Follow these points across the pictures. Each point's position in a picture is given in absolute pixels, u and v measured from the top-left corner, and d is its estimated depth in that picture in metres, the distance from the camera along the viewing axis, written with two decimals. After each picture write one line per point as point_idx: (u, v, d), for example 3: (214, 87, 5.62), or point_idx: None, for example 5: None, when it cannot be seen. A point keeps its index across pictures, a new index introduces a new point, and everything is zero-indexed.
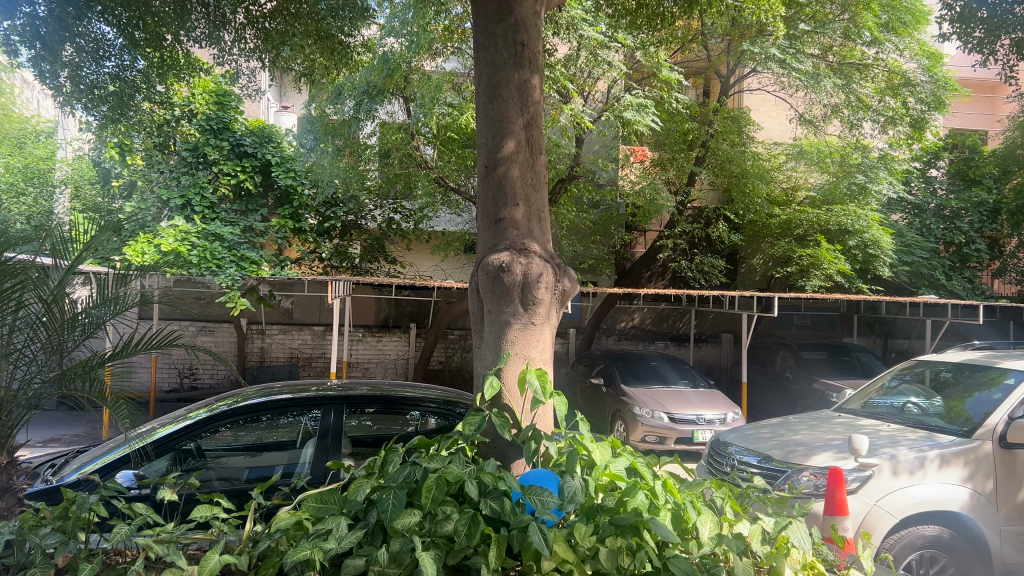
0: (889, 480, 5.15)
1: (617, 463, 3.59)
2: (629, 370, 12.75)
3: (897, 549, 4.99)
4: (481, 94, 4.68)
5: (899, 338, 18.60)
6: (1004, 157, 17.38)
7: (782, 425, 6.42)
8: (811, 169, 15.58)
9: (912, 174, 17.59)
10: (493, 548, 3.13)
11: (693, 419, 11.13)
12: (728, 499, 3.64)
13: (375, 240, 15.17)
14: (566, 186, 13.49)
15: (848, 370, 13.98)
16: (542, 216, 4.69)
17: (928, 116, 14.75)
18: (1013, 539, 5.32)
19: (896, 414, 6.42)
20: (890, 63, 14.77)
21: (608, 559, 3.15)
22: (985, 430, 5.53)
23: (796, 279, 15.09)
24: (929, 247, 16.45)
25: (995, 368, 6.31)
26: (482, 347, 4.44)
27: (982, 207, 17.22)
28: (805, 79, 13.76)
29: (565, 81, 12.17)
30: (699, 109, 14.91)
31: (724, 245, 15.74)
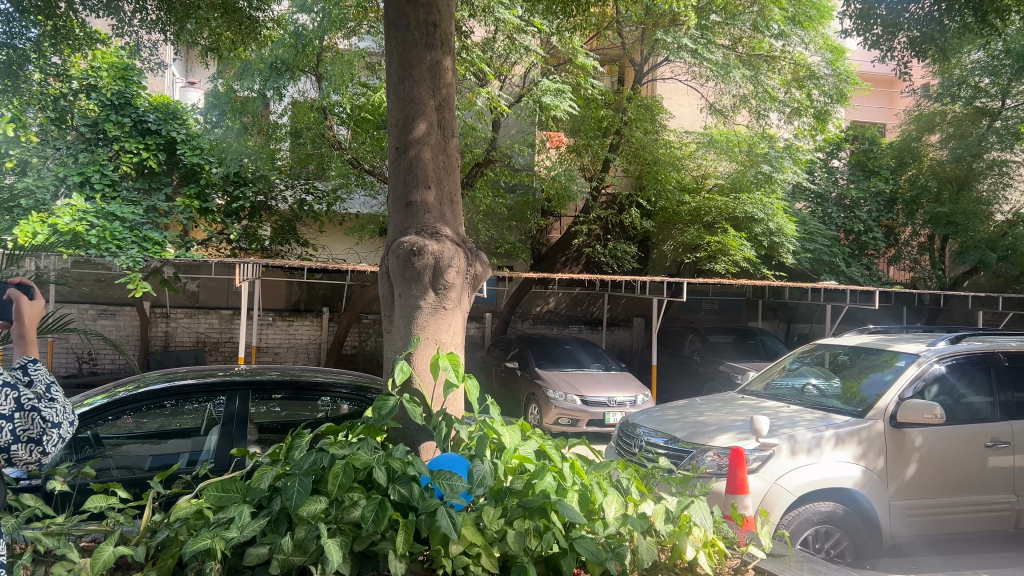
0: (788, 460, 5.35)
1: (526, 446, 3.59)
2: (543, 354, 12.85)
3: (795, 525, 5.20)
4: (391, 74, 4.61)
5: (801, 323, 19.32)
6: (901, 150, 18.19)
7: (688, 407, 6.58)
8: (720, 158, 15.94)
9: (816, 164, 18.16)
10: (400, 533, 3.10)
11: (604, 401, 11.36)
12: (634, 480, 3.70)
13: (286, 222, 14.76)
14: (482, 171, 13.48)
15: (752, 353, 14.47)
16: (453, 200, 4.65)
17: (830, 108, 15.37)
18: (902, 514, 5.63)
19: (796, 395, 6.66)
20: (796, 56, 15.14)
21: (515, 541, 3.16)
22: (878, 411, 5.78)
23: (703, 265, 15.57)
24: (830, 236, 17.12)
25: (888, 352, 6.62)
26: (392, 332, 4.38)
27: (880, 197, 18.03)
28: (715, 69, 14.12)
29: (481, 63, 12.18)
30: (613, 96, 15.05)
31: (637, 232, 16.03)
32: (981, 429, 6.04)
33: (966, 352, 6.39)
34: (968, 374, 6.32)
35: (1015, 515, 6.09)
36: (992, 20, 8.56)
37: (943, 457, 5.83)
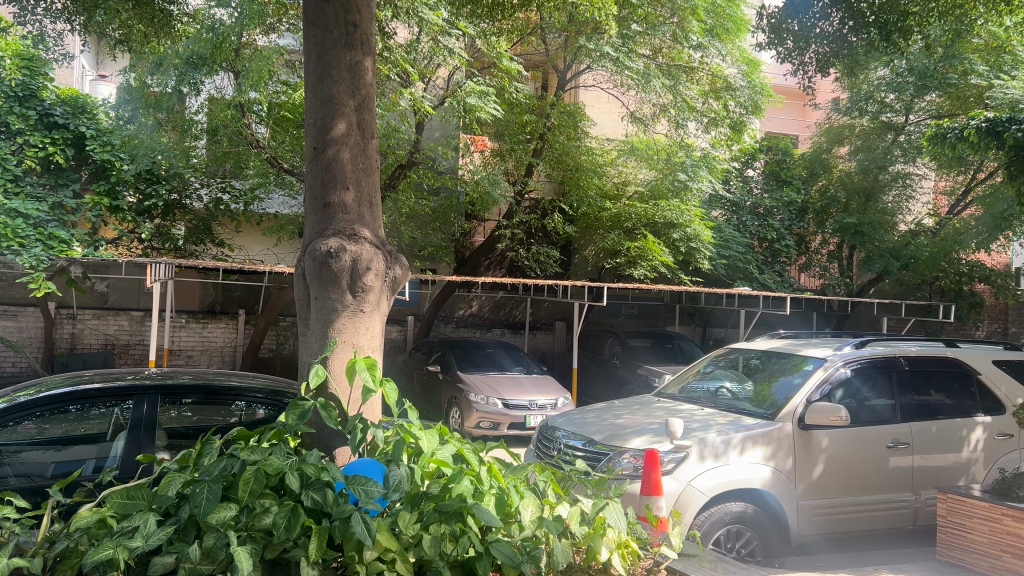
0: (700, 461, 5.48)
1: (444, 450, 3.57)
2: (466, 357, 12.81)
3: (707, 525, 5.34)
4: (310, 72, 4.53)
5: (717, 327, 19.80)
6: (812, 161, 18.87)
7: (607, 410, 6.66)
8: (640, 165, 16.21)
9: (732, 173, 18.56)
10: (313, 540, 3.06)
11: (526, 404, 11.42)
12: (550, 483, 3.72)
13: (201, 222, 14.34)
14: (405, 173, 13.34)
15: (670, 356, 14.75)
16: (372, 202, 4.60)
17: (745, 119, 15.82)
18: (808, 513, 5.83)
19: (710, 398, 6.82)
20: (714, 67, 15.55)
21: (430, 546, 3.14)
22: (786, 413, 5.98)
23: (624, 270, 15.81)
24: (744, 243, 17.58)
25: (798, 355, 6.83)
26: (307, 335, 4.30)
27: (791, 206, 18.62)
28: (636, 78, 14.37)
29: (404, 64, 12.09)
30: (537, 102, 15.10)
31: (559, 236, 16.19)
32: (883, 430, 6.30)
33: (870, 356, 6.66)
34: (872, 378, 6.58)
35: (913, 513, 6.37)
36: (897, 39, 8.91)
37: (847, 458, 6.06)
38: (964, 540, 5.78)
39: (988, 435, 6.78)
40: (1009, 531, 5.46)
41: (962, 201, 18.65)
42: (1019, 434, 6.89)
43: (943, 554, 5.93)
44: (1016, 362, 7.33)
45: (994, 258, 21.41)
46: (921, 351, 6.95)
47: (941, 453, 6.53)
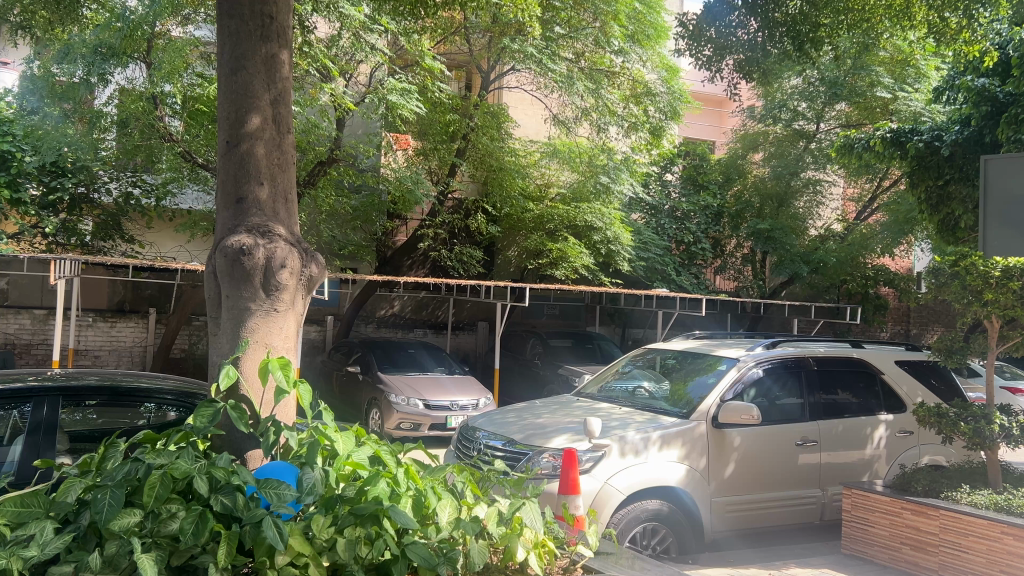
0: (618, 460, 5.55)
1: (359, 452, 3.50)
2: (386, 358, 12.68)
3: (624, 523, 5.42)
4: (223, 64, 4.41)
5: (636, 328, 20.11)
6: (727, 166, 19.35)
7: (527, 410, 6.67)
8: (563, 167, 16.31)
9: (651, 177, 18.87)
10: (222, 545, 2.97)
11: (447, 404, 11.38)
12: (468, 483, 3.68)
13: (110, 217, 13.80)
14: (325, 170, 13.07)
15: (590, 357, 14.92)
16: (288, 198, 4.49)
17: (665, 125, 16.10)
18: (720, 509, 5.96)
19: (628, 397, 6.89)
20: (634, 73, 15.83)
21: (345, 549, 3.09)
22: (701, 412, 6.12)
23: (546, 271, 15.90)
24: (662, 245, 17.89)
25: (712, 356, 6.98)
26: (218, 335, 4.17)
27: (708, 210, 19.06)
28: (560, 80, 14.47)
29: (325, 60, 11.87)
30: (460, 102, 14.99)
31: (482, 237, 16.20)
32: (792, 429, 6.50)
33: (780, 356, 6.85)
34: (782, 378, 6.77)
35: (820, 509, 6.58)
36: (809, 49, 9.22)
37: (758, 456, 6.23)
38: (866, 533, 6.00)
39: (891, 432, 7.05)
40: (909, 524, 5.71)
41: (869, 206, 19.36)
42: (919, 431, 7.19)
43: (847, 547, 6.14)
44: (917, 362, 7.65)
45: (898, 262, 22.35)
46: (829, 351, 7.19)
47: (847, 450, 6.76)
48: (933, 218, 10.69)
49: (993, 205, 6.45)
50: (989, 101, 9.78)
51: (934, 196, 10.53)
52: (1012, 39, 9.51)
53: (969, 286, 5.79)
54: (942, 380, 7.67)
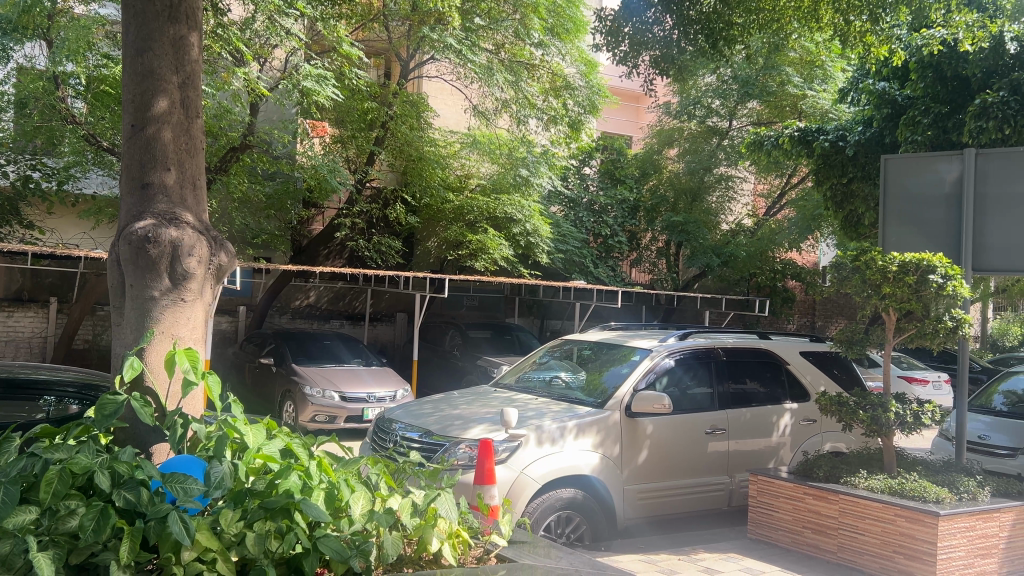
0: (533, 449, 5.61)
1: (270, 445, 3.43)
2: (300, 349, 12.47)
3: (538, 512, 5.49)
4: (127, 45, 4.25)
5: (554, 320, 20.27)
6: (643, 161, 19.68)
7: (444, 401, 6.66)
8: (483, 159, 16.27)
9: (569, 170, 19.01)
10: (125, 541, 2.87)
11: (363, 396, 11.28)
12: (382, 475, 3.63)
13: (7, 202, 13.07)
14: (237, 156, 12.74)
15: (508, 348, 14.98)
16: (196, 184, 4.36)
17: (583, 118, 16.23)
18: (632, 496, 6.10)
19: (545, 388, 6.94)
20: (554, 66, 15.79)
21: (254, 543, 3.02)
22: (615, 402, 6.23)
23: (465, 262, 15.86)
24: (580, 238, 18.06)
25: (626, 347, 7.10)
26: (121, 325, 4.03)
27: (624, 204, 19.30)
28: (479, 71, 14.42)
29: (238, 43, 11.56)
30: (378, 89, 14.79)
31: (401, 227, 16.08)
32: (702, 418, 6.68)
33: (691, 347, 7.03)
34: (693, 368, 6.94)
35: (728, 495, 6.79)
36: (722, 47, 9.47)
37: (669, 445, 6.39)
38: (770, 518, 6.22)
39: (795, 420, 7.31)
40: (810, 508, 5.95)
41: (778, 203, 20.06)
42: (821, 419, 7.48)
43: (753, 532, 6.35)
44: (821, 353, 7.94)
45: (804, 257, 23.17)
46: (738, 342, 7.40)
47: (753, 437, 6.99)
48: (838, 214, 11.12)
49: (892, 205, 6.71)
50: (889, 103, 10.22)
51: (839, 194, 10.95)
52: (911, 45, 9.94)
53: (868, 281, 6.03)
54: (843, 370, 8.00)
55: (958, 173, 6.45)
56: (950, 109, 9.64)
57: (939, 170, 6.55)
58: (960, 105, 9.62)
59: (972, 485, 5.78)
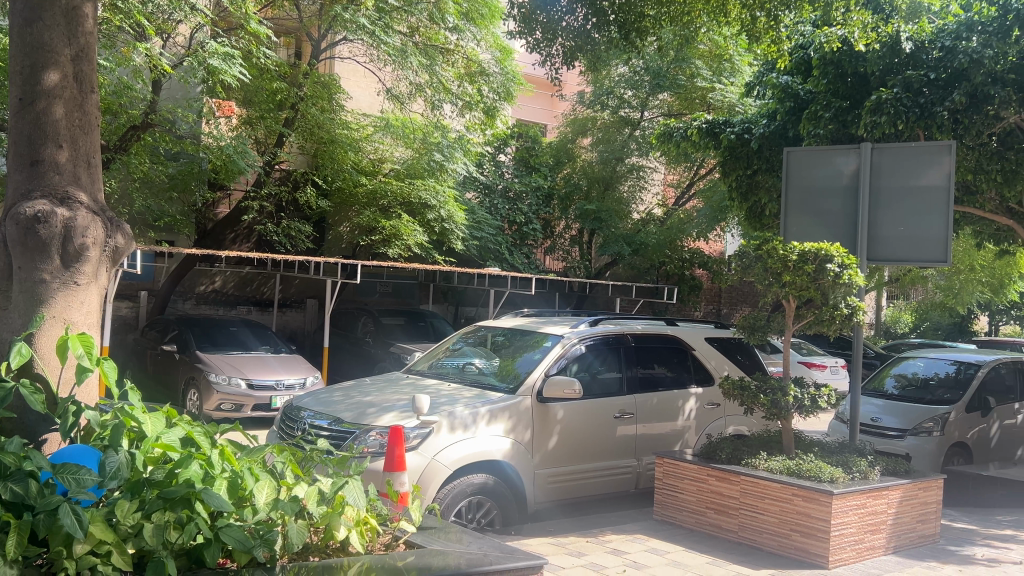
0: (445, 436, 5.60)
1: (170, 433, 3.32)
2: (205, 336, 12.11)
3: (449, 498, 5.49)
4: (15, 14, 4.02)
5: (467, 306, 20.26)
6: (557, 149, 19.83)
7: (354, 388, 6.58)
8: (396, 143, 16.02)
9: (485, 157, 18.59)
10: (12, 535, 2.72)
11: (272, 384, 11.06)
12: (288, 463, 3.55)
13: None
14: (138, 135, 12.27)
15: (422, 335, 14.90)
16: (91, 162, 4.17)
17: (498, 105, 16.25)
18: (542, 480, 6.17)
19: (457, 374, 6.92)
20: (469, 51, 15.71)
21: (153, 535, 2.92)
22: (527, 387, 6.29)
23: (378, 248, 15.68)
24: (495, 225, 18.05)
25: (539, 333, 7.14)
26: (8, 310, 3.82)
27: (539, 191, 19.33)
28: (393, 54, 14.19)
29: (140, 18, 11.10)
30: (288, 69, 14.43)
31: (312, 211, 15.82)
32: (611, 403, 6.80)
33: (602, 334, 7.13)
34: (603, 354, 7.04)
35: (635, 478, 6.93)
36: (634, 39, 9.60)
37: (579, 429, 6.49)
38: (675, 500, 6.39)
39: (700, 404, 7.51)
40: (713, 489, 6.12)
41: (686, 193, 20.59)
42: (725, 403, 7.70)
43: (659, 513, 6.50)
44: (725, 339, 8.17)
45: (711, 246, 23.82)
46: (646, 328, 7.55)
47: (660, 422, 7.15)
48: (742, 205, 11.46)
49: (794, 195, 6.98)
50: (792, 97, 10.60)
51: (744, 184, 11.28)
52: (814, 42, 10.26)
53: (769, 269, 6.22)
54: (746, 356, 8.25)
55: (855, 166, 6.72)
56: (849, 104, 10.03)
57: (837, 164, 6.81)
58: (858, 101, 10.02)
59: (864, 465, 6.05)
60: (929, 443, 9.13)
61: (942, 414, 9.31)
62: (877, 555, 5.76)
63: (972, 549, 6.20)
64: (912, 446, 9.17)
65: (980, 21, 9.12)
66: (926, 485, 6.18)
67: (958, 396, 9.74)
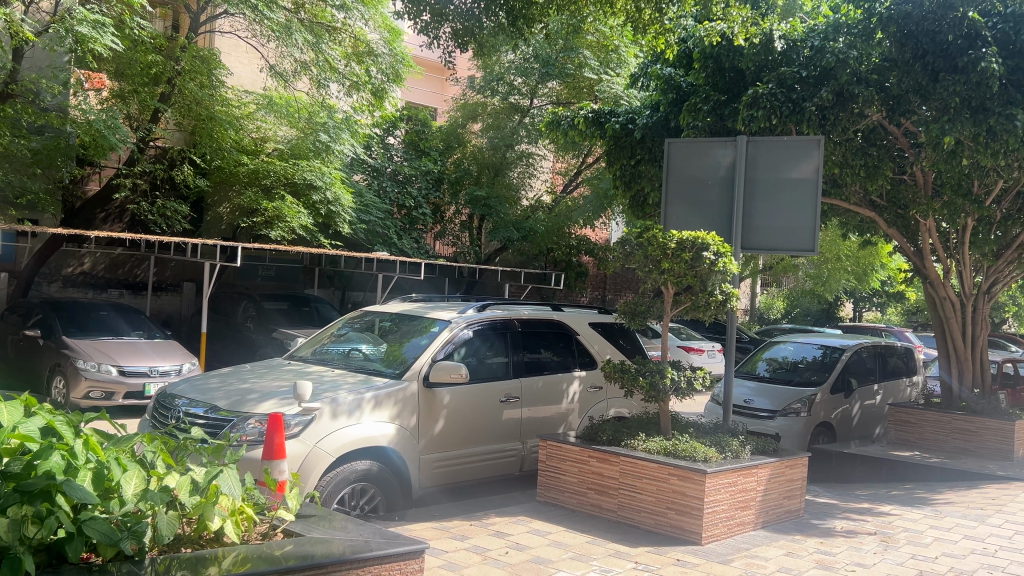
0: (327, 423, 5.52)
1: (28, 424, 3.14)
2: (72, 321, 11.47)
3: (331, 486, 5.41)
4: None
5: (354, 291, 19.98)
6: (447, 134, 19.66)
7: (233, 374, 6.40)
8: (280, 122, 15.66)
9: (373, 139, 18.29)
10: None
11: (145, 370, 10.61)
12: (159, 453, 3.41)
13: None
14: None
15: (306, 320, 14.59)
16: None
17: (386, 86, 16.09)
18: (427, 465, 6.16)
19: (342, 360, 6.81)
20: (356, 30, 15.34)
21: (8, 531, 2.76)
22: (413, 372, 6.27)
23: (260, 230, 15.20)
24: (383, 209, 17.81)
25: (426, 317, 7.11)
26: None
27: (428, 175, 19.10)
28: (277, 30, 13.70)
29: None
30: (163, 41, 13.78)
31: (189, 190, 15.26)
32: (497, 387, 6.86)
33: (489, 318, 7.17)
34: (490, 339, 7.09)
35: (520, 461, 7.01)
36: (522, 25, 9.65)
37: (465, 413, 6.52)
38: (558, 481, 6.51)
39: (584, 387, 7.66)
40: (594, 470, 6.27)
41: (574, 180, 20.93)
42: (607, 386, 7.87)
43: (542, 495, 6.60)
44: (608, 324, 8.35)
45: (596, 233, 24.26)
46: (532, 313, 7.63)
47: (544, 406, 7.26)
48: (626, 193, 11.73)
49: (674, 185, 7.19)
50: (674, 89, 10.92)
51: (628, 174, 11.56)
52: (695, 36, 10.59)
53: (650, 256, 6.42)
54: (628, 340, 8.47)
55: (732, 159, 6.97)
56: (727, 98, 10.38)
57: (716, 156, 7.06)
58: (735, 95, 10.37)
59: (735, 445, 6.32)
60: (797, 423, 9.62)
61: (809, 395, 9.83)
62: (746, 531, 6.04)
63: (832, 522, 6.58)
64: (781, 426, 9.63)
65: (847, 24, 9.71)
66: (792, 462, 6.52)
67: (824, 378, 10.31)
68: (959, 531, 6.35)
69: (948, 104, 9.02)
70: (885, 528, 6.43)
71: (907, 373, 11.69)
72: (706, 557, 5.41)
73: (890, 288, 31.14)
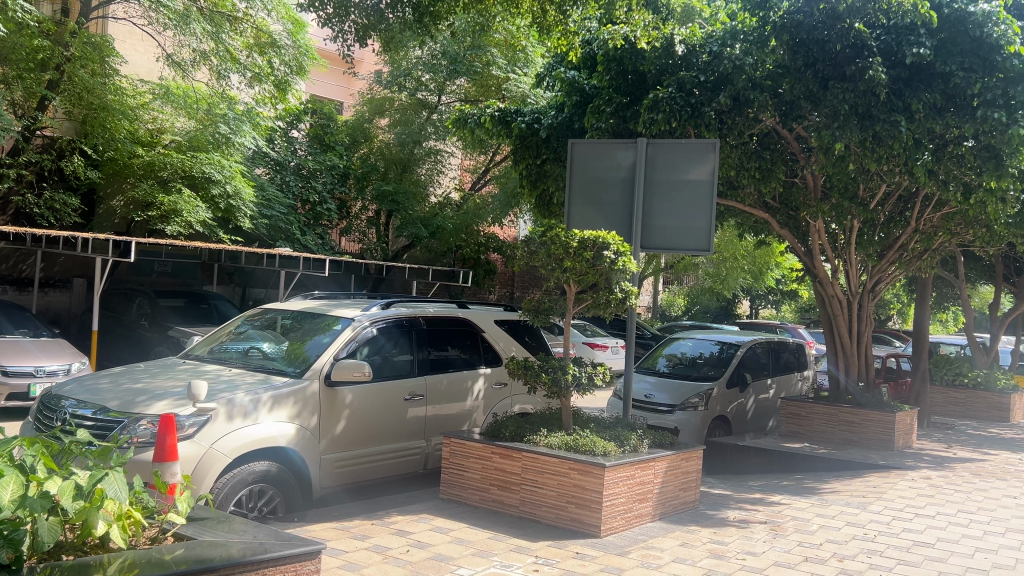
0: (223, 424, 5.39)
1: None
2: None
3: (227, 488, 5.29)
4: None
5: (256, 287, 19.53)
6: (353, 128, 19.33)
7: (125, 373, 6.18)
8: (178, 113, 15.07)
9: (275, 132, 17.95)
10: None
11: (30, 371, 10.12)
12: (40, 457, 3.27)
13: None
14: None
15: (204, 318, 14.18)
16: None
17: (288, 78, 15.72)
18: (328, 465, 6.11)
19: (240, 359, 6.67)
20: (258, 21, 14.99)
21: None
22: (314, 371, 6.19)
23: (155, 224, 14.59)
24: (287, 204, 17.40)
25: (329, 315, 7.02)
26: None
27: (334, 170, 18.80)
28: (174, 18, 13.22)
29: None
30: (51, 24, 13.12)
31: (79, 182, 14.63)
32: (401, 385, 6.84)
33: (394, 316, 7.12)
34: (394, 337, 7.05)
35: (424, 459, 7.01)
36: (428, 22, 9.62)
37: (368, 412, 6.48)
38: (461, 478, 6.53)
39: (488, 384, 7.70)
40: (497, 466, 6.32)
41: (482, 178, 20.99)
42: (511, 383, 7.93)
43: (445, 492, 6.62)
44: (514, 322, 8.39)
45: (504, 231, 24.36)
46: (438, 311, 7.62)
47: (449, 403, 7.27)
48: (532, 192, 11.86)
49: (577, 185, 7.33)
50: (578, 91, 11.10)
51: (533, 173, 11.70)
52: (598, 39, 10.80)
53: (553, 255, 6.50)
54: (534, 338, 8.54)
55: (632, 160, 7.15)
56: (629, 101, 10.58)
57: (616, 157, 7.24)
58: (637, 98, 10.60)
59: (634, 439, 6.49)
60: (694, 417, 9.93)
61: (706, 390, 10.16)
62: (643, 522, 6.20)
63: (725, 512, 6.82)
64: (679, 420, 9.92)
65: (742, 30, 10.03)
66: (688, 455, 6.73)
67: (720, 373, 10.66)
68: (843, 518, 6.68)
69: (838, 111, 9.43)
70: (775, 517, 6.70)
71: (799, 368, 12.19)
72: (604, 549, 5.53)
73: (785, 286, 32.41)
